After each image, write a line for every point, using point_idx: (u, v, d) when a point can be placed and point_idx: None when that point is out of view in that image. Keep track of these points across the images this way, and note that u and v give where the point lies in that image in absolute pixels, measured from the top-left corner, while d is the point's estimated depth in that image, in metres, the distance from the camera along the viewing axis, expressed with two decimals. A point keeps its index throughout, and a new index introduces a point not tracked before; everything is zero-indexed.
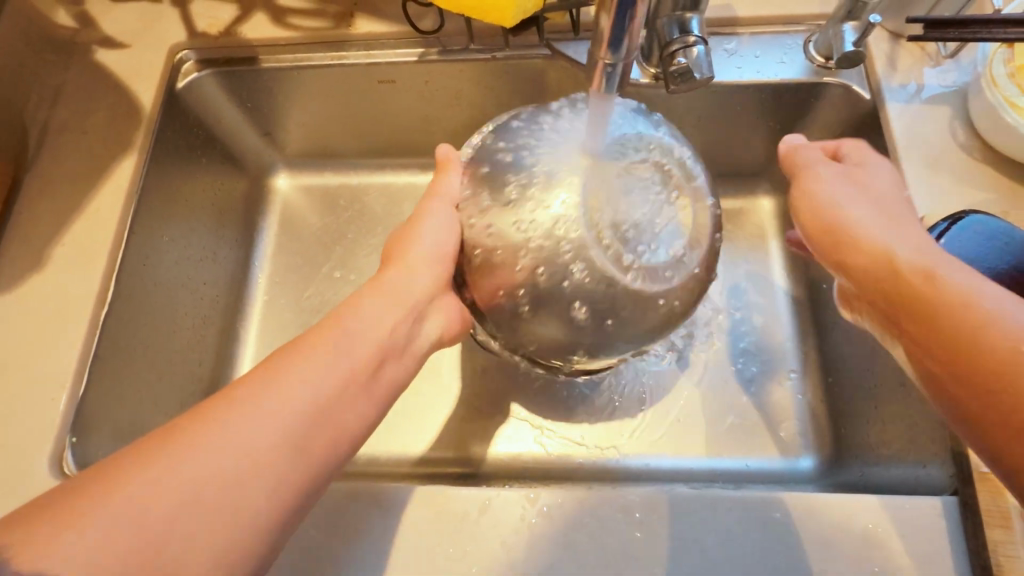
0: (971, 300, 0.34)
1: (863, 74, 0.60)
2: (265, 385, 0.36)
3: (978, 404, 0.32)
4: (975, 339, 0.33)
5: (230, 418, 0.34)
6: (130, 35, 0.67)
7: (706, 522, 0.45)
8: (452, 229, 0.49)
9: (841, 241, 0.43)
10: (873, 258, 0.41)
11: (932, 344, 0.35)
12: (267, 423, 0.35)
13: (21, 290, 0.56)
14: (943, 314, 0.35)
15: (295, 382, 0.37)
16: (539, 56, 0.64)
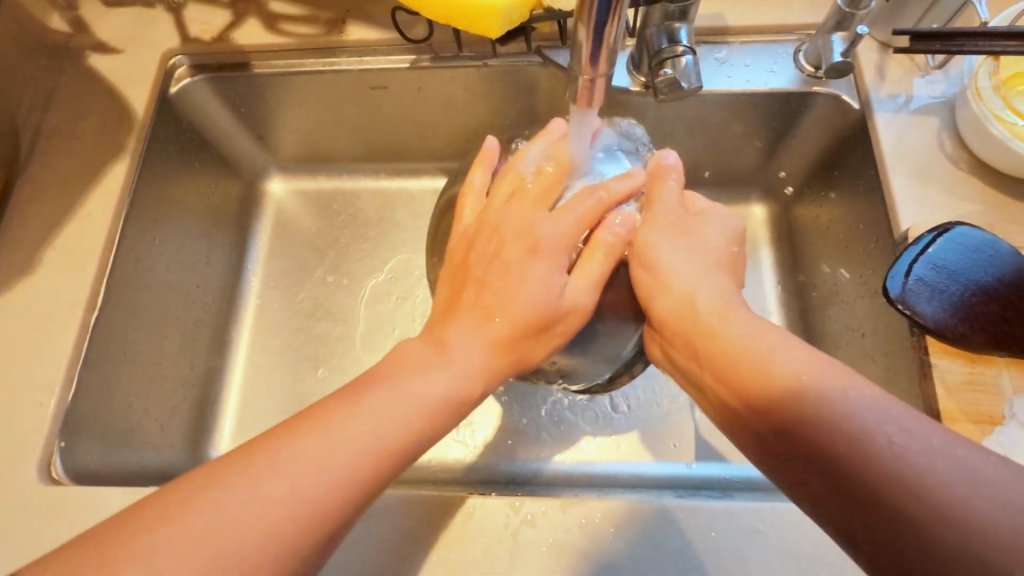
0: (789, 377, 0.35)
1: (852, 84, 0.60)
2: (312, 430, 0.35)
3: (822, 486, 0.32)
4: (805, 421, 0.33)
5: (277, 464, 0.33)
6: (124, 40, 0.67)
7: (690, 532, 0.45)
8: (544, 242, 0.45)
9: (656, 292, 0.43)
10: (694, 332, 0.40)
11: (769, 422, 0.35)
12: (321, 481, 0.33)
13: (12, 294, 0.56)
14: (769, 391, 0.35)
15: (346, 426, 0.35)
16: (531, 63, 0.64)
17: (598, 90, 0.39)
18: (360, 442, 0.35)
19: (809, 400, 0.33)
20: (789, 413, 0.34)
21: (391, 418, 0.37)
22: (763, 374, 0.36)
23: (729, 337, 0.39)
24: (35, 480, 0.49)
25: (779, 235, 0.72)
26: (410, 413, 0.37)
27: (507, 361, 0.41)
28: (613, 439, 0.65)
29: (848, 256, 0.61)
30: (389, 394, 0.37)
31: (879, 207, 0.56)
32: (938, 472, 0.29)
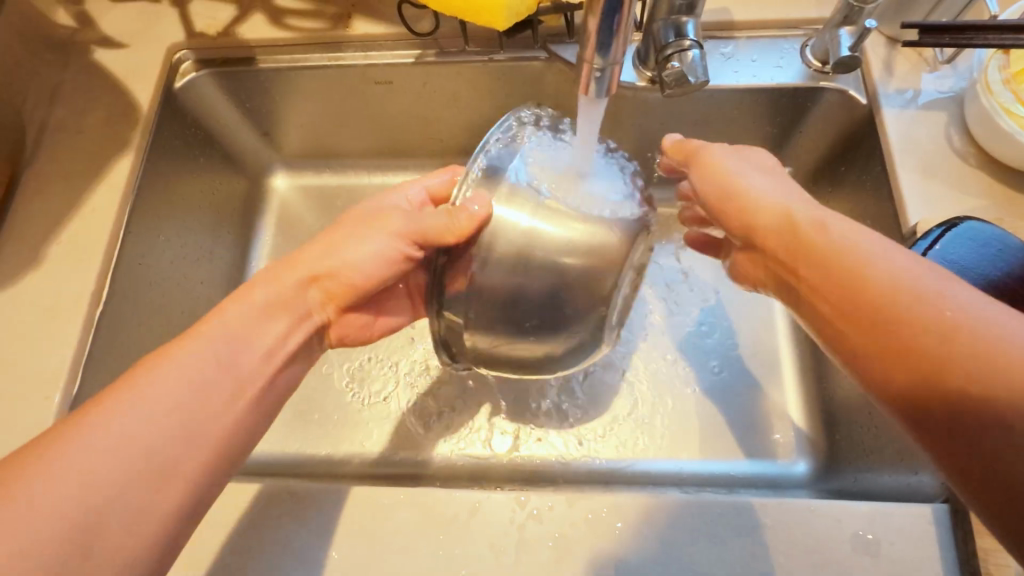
0: (894, 278, 0.35)
1: (860, 79, 0.60)
2: (130, 394, 0.37)
3: (922, 390, 0.32)
4: (904, 321, 0.33)
5: (111, 423, 0.36)
6: (128, 35, 0.67)
7: (697, 527, 0.45)
8: (381, 259, 0.49)
9: (737, 205, 0.45)
10: (792, 242, 0.41)
11: (856, 318, 0.35)
12: (152, 429, 0.37)
13: (16, 288, 0.56)
14: (862, 288, 0.35)
15: (159, 394, 0.38)
16: (535, 59, 0.64)
17: (607, 81, 0.38)
18: (177, 395, 0.38)
19: (926, 299, 0.33)
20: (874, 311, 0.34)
21: (194, 387, 0.39)
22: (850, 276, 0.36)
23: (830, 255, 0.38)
24: None
25: None
26: (210, 371, 0.41)
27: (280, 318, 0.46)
28: (620, 435, 0.64)
29: None
30: (197, 356, 0.40)
31: (887, 203, 0.56)
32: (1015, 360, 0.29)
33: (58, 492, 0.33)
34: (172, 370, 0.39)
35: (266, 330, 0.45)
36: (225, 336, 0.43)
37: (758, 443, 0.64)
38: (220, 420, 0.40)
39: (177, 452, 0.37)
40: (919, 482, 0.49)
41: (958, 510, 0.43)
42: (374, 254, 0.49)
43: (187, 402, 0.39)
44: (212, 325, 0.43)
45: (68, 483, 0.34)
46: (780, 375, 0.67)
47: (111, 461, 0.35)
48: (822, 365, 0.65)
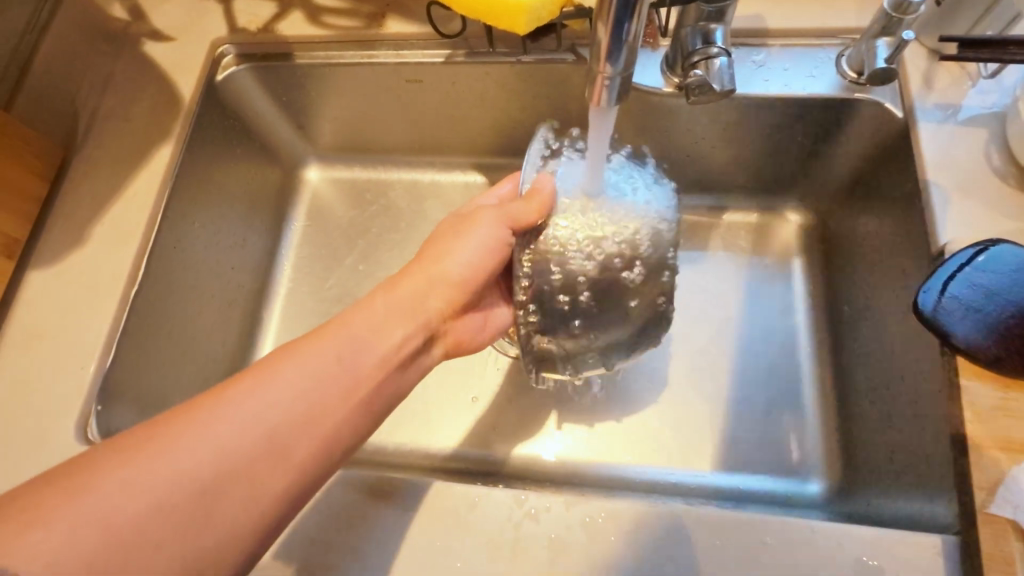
0: None
1: (897, 92, 0.58)
2: (254, 388, 0.40)
3: None
4: None
5: (228, 411, 0.39)
6: (177, 29, 0.71)
7: (692, 538, 0.44)
8: (487, 249, 0.51)
9: None
10: None
11: None
12: (252, 423, 0.39)
13: (61, 265, 0.60)
14: None
15: (280, 386, 0.40)
16: (563, 61, 0.64)
17: (616, 89, 0.38)
18: (283, 395, 0.40)
19: None
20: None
21: (303, 389, 0.41)
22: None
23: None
24: (72, 440, 0.52)
25: (813, 246, 0.70)
26: (331, 386, 0.42)
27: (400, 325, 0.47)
28: (631, 443, 0.64)
29: (884, 269, 0.59)
30: (322, 354, 0.43)
31: (918, 221, 0.54)
32: None
33: (197, 457, 0.37)
34: (292, 368, 0.41)
35: (386, 334, 0.46)
36: (348, 335, 0.44)
37: (770, 460, 0.63)
38: (334, 423, 0.41)
39: (295, 439, 0.40)
40: (933, 511, 0.48)
41: (970, 544, 0.41)
42: (479, 254, 0.51)
43: (309, 395, 0.41)
44: (334, 328, 0.45)
45: (205, 448, 0.37)
46: (799, 390, 0.65)
47: (244, 435, 0.38)
48: (844, 384, 0.63)
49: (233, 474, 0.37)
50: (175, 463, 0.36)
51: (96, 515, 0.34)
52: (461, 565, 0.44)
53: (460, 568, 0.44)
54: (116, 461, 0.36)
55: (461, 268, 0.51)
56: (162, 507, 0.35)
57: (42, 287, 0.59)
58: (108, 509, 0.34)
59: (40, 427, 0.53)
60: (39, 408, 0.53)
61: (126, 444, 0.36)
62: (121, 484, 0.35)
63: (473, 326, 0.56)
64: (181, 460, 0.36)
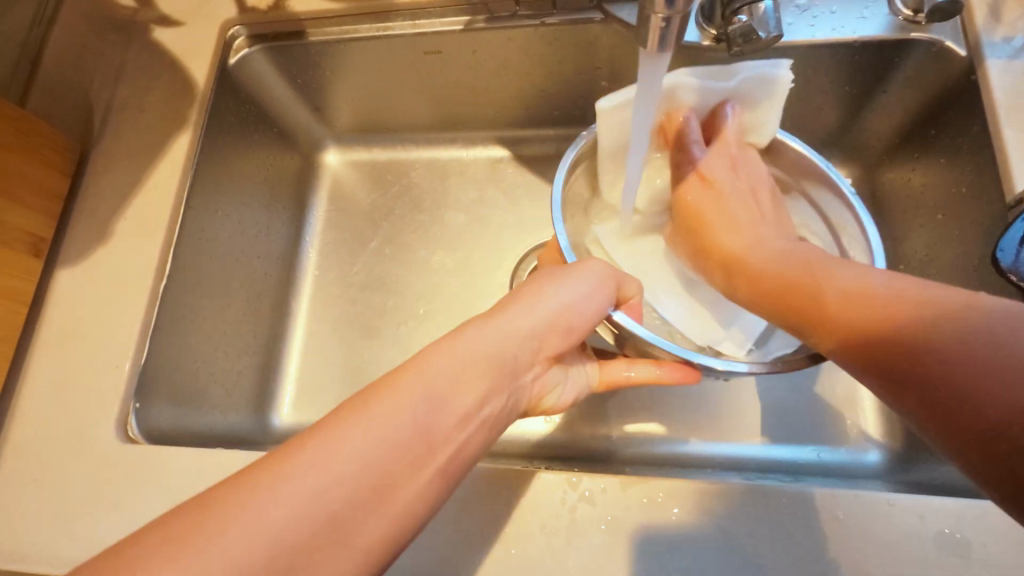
0: (923, 306, 0.33)
1: (959, 28, 0.53)
2: (331, 437, 0.31)
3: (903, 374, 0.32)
4: (912, 333, 0.32)
5: (342, 435, 0.32)
6: (185, 12, 0.68)
7: (761, 514, 0.42)
8: (590, 300, 0.45)
9: (875, 327, 0.34)
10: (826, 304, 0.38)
11: (891, 363, 0.33)
12: (314, 496, 0.29)
13: (88, 263, 0.59)
14: (875, 316, 0.35)
15: (353, 441, 0.32)
16: (590, 20, 0.61)
17: (672, 31, 0.38)
18: (358, 455, 0.31)
19: (884, 313, 0.34)
20: (896, 355, 0.33)
21: (370, 441, 0.32)
22: (760, 259, 0.45)
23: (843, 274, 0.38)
24: (114, 437, 0.51)
25: (862, 204, 0.66)
26: (401, 436, 0.33)
27: (479, 383, 0.37)
28: (678, 418, 0.62)
29: (945, 224, 0.55)
30: (402, 403, 0.34)
31: (987, 168, 0.50)
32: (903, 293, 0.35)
33: (306, 492, 0.29)
34: (360, 431, 0.32)
35: (468, 383, 0.37)
36: (447, 364, 0.37)
37: (822, 431, 0.60)
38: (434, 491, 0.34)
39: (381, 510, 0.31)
40: None
41: None
42: (573, 294, 0.44)
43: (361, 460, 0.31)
44: (439, 348, 0.38)
45: (300, 494, 0.29)
46: None
47: (356, 464, 0.31)
48: None
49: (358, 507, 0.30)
50: (279, 501, 0.29)
51: (258, 532, 0.28)
52: (516, 552, 0.43)
53: (515, 555, 0.43)
54: (235, 505, 0.28)
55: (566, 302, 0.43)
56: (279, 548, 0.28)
57: (70, 287, 0.58)
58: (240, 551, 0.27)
59: (80, 425, 0.52)
60: (77, 407, 0.53)
61: (251, 476, 0.30)
62: (256, 508, 0.28)
63: (553, 381, 0.45)
64: (298, 492, 0.29)
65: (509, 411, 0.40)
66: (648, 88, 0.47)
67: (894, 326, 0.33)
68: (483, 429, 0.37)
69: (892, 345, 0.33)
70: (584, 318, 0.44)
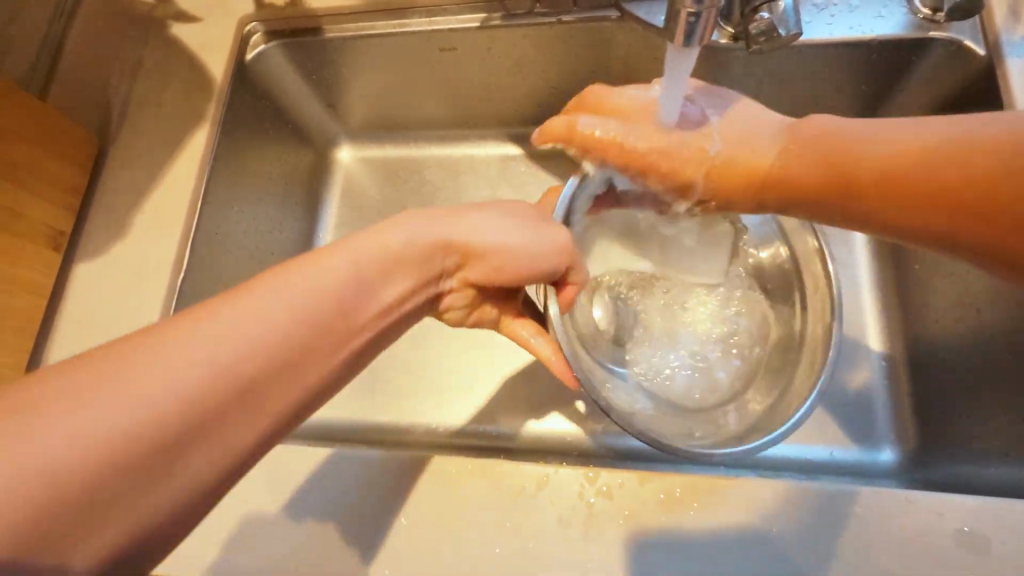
0: (902, 164, 0.38)
1: (978, 27, 0.53)
2: (216, 308, 0.31)
3: (954, 224, 0.37)
4: (959, 168, 0.36)
5: (225, 313, 0.31)
6: (203, 9, 0.68)
7: (780, 510, 0.42)
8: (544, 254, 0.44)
9: (903, 171, 0.38)
10: (841, 167, 0.41)
11: (922, 214, 0.38)
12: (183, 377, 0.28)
13: (107, 256, 0.59)
14: (899, 175, 0.39)
15: (228, 322, 0.31)
16: (607, 18, 0.61)
17: (703, 24, 0.38)
18: (238, 340, 0.30)
19: (852, 164, 0.41)
20: (963, 191, 0.36)
21: (270, 319, 0.32)
22: (868, 151, 0.40)
23: (829, 139, 0.42)
24: None
25: None
26: (300, 329, 0.33)
27: (394, 280, 0.39)
28: None
29: None
30: (313, 273, 0.35)
31: None
32: (868, 146, 0.40)
33: (159, 385, 0.28)
34: (226, 320, 0.31)
35: (391, 282, 0.39)
36: (336, 276, 0.35)
37: (836, 429, 0.60)
38: (323, 357, 0.34)
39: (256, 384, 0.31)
40: None
41: None
42: (509, 235, 0.44)
43: (256, 335, 0.31)
44: (336, 251, 0.37)
45: (176, 367, 0.28)
46: (865, 355, 0.62)
47: (223, 354, 0.30)
48: (916, 351, 0.60)
49: (235, 389, 0.30)
50: (161, 362, 0.28)
51: (84, 434, 0.26)
52: (533, 546, 0.43)
53: (533, 549, 0.43)
54: (88, 375, 0.27)
55: (491, 239, 0.43)
56: (157, 438, 0.27)
57: (89, 281, 0.58)
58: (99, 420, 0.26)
59: None
60: None
61: (131, 344, 0.29)
62: (87, 409, 0.26)
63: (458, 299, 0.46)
64: (178, 376, 0.28)
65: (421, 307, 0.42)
66: (670, 96, 0.46)
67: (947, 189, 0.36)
68: (390, 324, 0.39)
69: (927, 185, 0.37)
70: (537, 266, 0.44)
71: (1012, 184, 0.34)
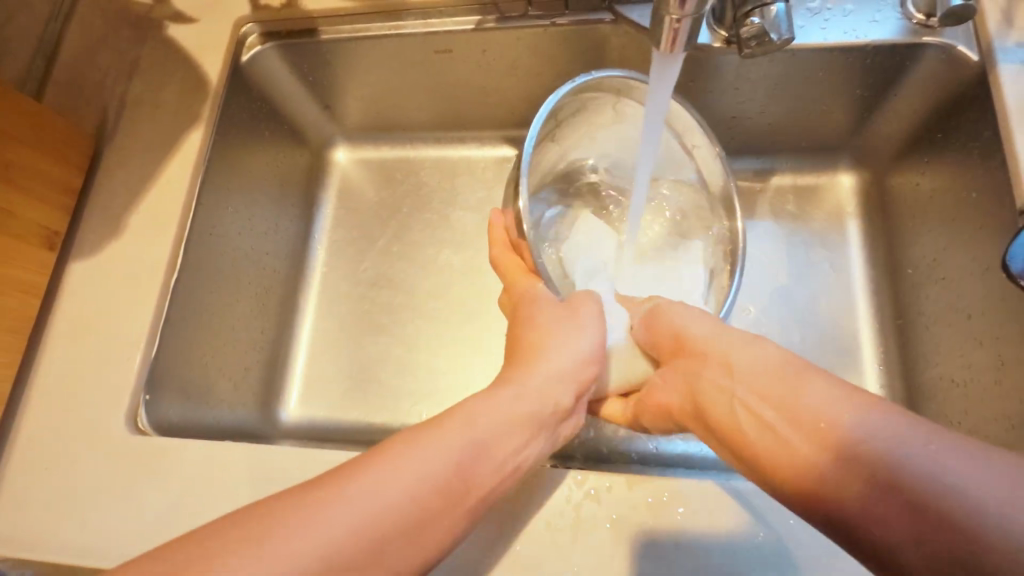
0: (892, 454, 0.34)
1: (971, 33, 0.53)
2: (401, 455, 0.37)
3: (896, 535, 0.33)
4: (928, 501, 0.32)
5: (410, 454, 0.37)
6: (200, 9, 0.69)
7: (767, 514, 0.42)
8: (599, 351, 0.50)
9: (857, 462, 0.35)
10: (810, 425, 0.38)
11: (873, 513, 0.34)
12: (359, 518, 0.33)
13: (101, 256, 0.59)
14: (850, 454, 0.35)
15: (407, 473, 0.36)
16: (601, 21, 0.61)
17: (689, 30, 0.38)
18: (402, 486, 0.35)
19: (825, 423, 0.37)
20: (912, 511, 0.32)
21: (426, 470, 0.37)
22: (814, 405, 0.38)
23: (793, 394, 0.40)
24: (123, 429, 0.52)
25: (871, 208, 0.66)
26: (441, 479, 0.37)
27: (521, 433, 0.43)
28: None
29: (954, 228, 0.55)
30: (454, 432, 0.39)
31: (999, 174, 0.50)
32: (870, 438, 0.35)
33: (332, 520, 0.33)
34: (395, 474, 0.36)
35: (512, 437, 0.42)
36: (489, 419, 0.41)
37: None
38: (446, 519, 0.37)
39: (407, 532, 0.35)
40: None
41: None
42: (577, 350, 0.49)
43: (423, 479, 0.36)
44: (482, 398, 0.43)
45: (352, 509, 0.33)
46: (858, 359, 0.62)
47: (391, 498, 0.35)
48: (909, 357, 0.60)
49: (404, 527, 0.34)
50: (352, 499, 0.34)
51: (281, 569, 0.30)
52: (521, 550, 0.43)
53: (520, 553, 0.43)
54: (270, 525, 0.32)
55: (566, 369, 0.47)
56: (295, 573, 0.31)
57: (82, 279, 0.59)
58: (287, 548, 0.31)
59: (93, 416, 0.53)
60: (87, 399, 0.54)
61: (316, 486, 0.35)
62: (298, 534, 0.32)
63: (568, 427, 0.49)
64: (351, 510, 0.33)
65: (545, 455, 0.46)
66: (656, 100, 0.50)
67: (900, 480, 0.33)
68: (515, 477, 0.42)
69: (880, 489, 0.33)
70: (592, 364, 0.49)
71: (951, 539, 0.31)
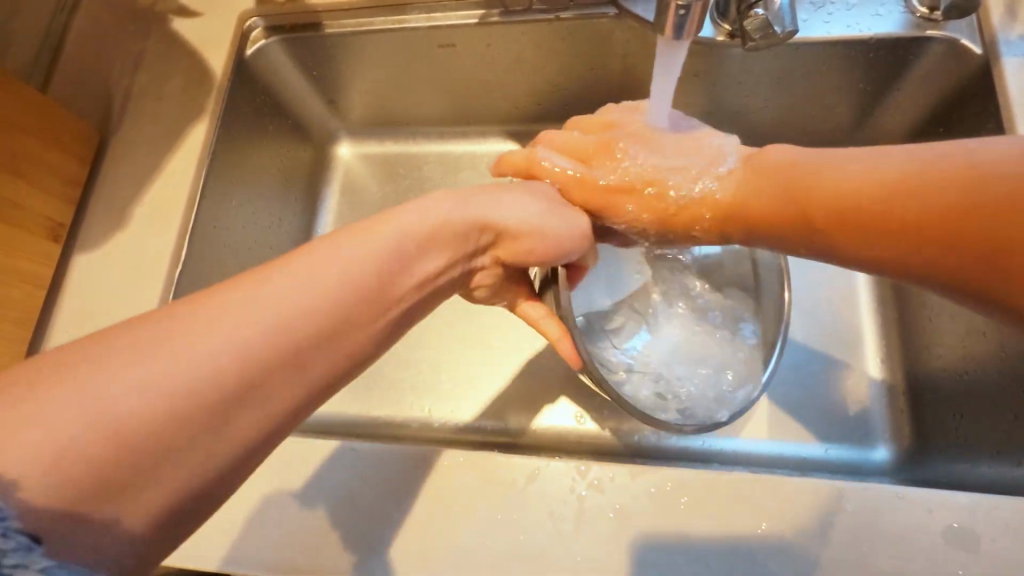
0: (948, 172, 0.33)
1: (975, 26, 0.53)
2: (202, 321, 0.30)
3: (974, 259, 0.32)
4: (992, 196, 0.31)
5: (204, 322, 0.30)
6: (205, 4, 0.69)
7: (770, 503, 0.42)
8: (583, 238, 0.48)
9: (908, 212, 0.35)
10: (882, 194, 0.36)
11: (949, 239, 0.33)
12: (144, 394, 0.27)
13: (105, 248, 0.60)
14: (921, 198, 0.34)
15: (216, 335, 0.30)
16: (604, 15, 0.61)
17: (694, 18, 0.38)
18: (212, 348, 0.30)
19: (901, 185, 0.35)
20: (983, 222, 0.31)
21: (237, 340, 0.30)
22: (884, 163, 0.37)
23: (827, 172, 0.39)
24: None
25: None
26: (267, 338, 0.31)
27: (381, 291, 0.37)
28: None
29: None
30: (291, 281, 0.33)
31: None
32: (898, 164, 0.36)
33: (113, 401, 0.27)
34: (188, 338, 0.29)
35: (371, 282, 0.37)
36: (300, 288, 0.33)
37: (831, 427, 0.60)
38: (302, 371, 0.33)
39: (243, 395, 0.30)
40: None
41: None
42: (545, 215, 0.46)
43: (229, 349, 0.30)
44: (305, 258, 0.35)
45: (136, 386, 0.27)
46: (860, 354, 0.62)
47: (201, 365, 0.29)
48: (911, 349, 0.60)
49: (230, 395, 0.30)
50: (151, 369, 0.28)
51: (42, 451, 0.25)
52: (524, 538, 0.43)
53: (523, 541, 0.43)
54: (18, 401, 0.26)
55: (511, 221, 0.45)
56: (80, 462, 0.26)
57: (87, 270, 0.59)
58: (65, 420, 0.26)
59: None
60: None
61: (75, 355, 0.28)
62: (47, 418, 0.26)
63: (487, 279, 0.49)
64: (156, 380, 0.28)
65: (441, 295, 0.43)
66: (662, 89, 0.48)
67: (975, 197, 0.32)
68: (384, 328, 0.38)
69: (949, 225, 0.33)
70: (558, 242, 0.47)
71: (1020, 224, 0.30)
